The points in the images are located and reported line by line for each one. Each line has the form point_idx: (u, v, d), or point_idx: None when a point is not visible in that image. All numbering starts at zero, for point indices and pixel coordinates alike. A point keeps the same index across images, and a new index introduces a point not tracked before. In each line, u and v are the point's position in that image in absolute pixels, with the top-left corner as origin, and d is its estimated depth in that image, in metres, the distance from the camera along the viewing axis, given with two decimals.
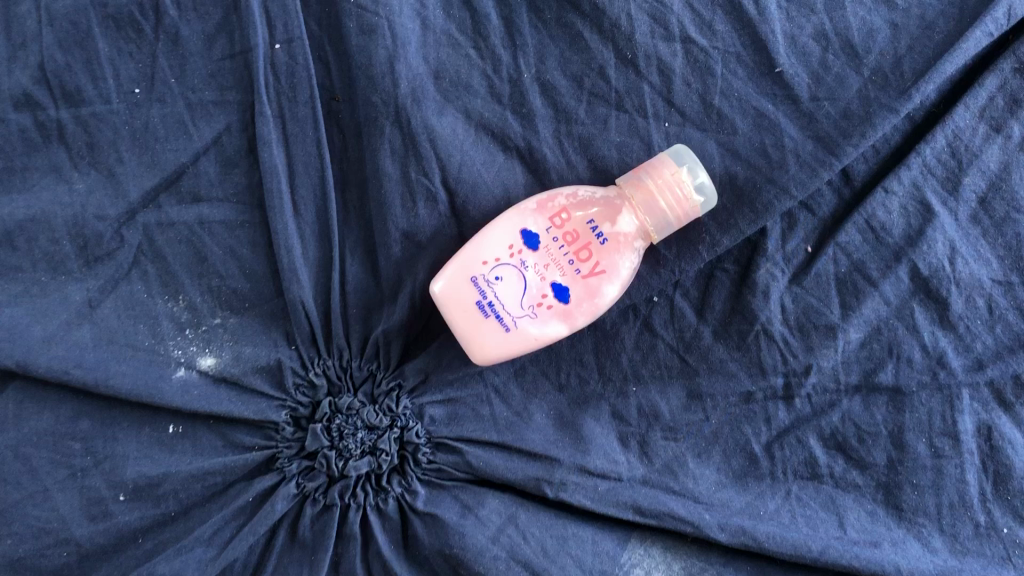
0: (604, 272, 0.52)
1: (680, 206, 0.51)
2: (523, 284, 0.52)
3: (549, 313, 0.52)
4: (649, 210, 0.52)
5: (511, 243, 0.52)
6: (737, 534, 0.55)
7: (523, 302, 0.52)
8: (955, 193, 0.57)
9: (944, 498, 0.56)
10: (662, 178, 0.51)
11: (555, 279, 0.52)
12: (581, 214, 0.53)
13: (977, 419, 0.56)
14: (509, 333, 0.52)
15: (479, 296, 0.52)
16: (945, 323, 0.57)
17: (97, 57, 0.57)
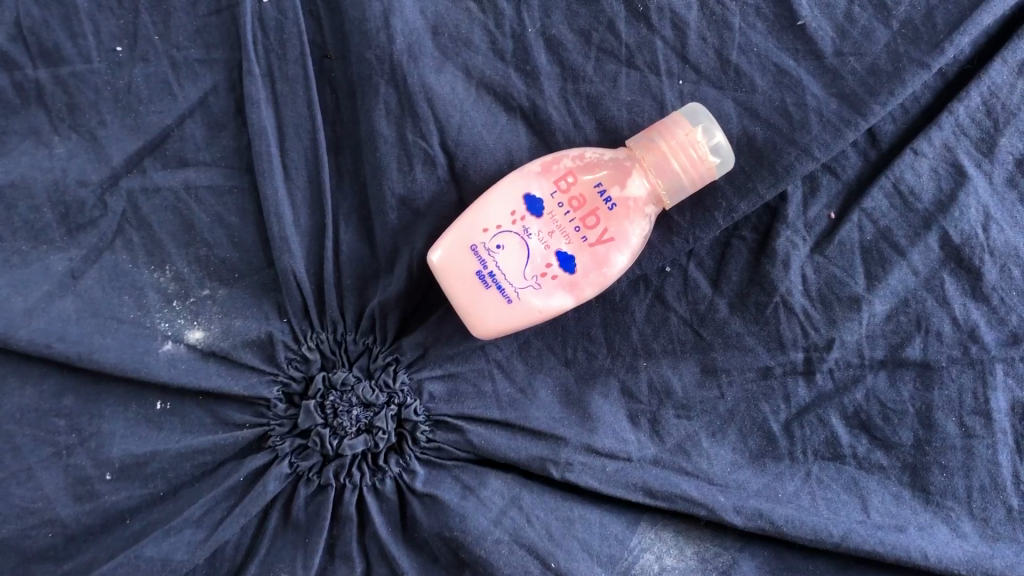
0: (613, 240, 0.49)
1: (695, 168, 0.48)
2: (526, 253, 0.48)
3: (553, 284, 0.49)
4: (662, 173, 0.48)
5: (513, 209, 0.49)
6: (753, 518, 0.52)
7: (525, 273, 0.49)
8: (990, 155, 0.53)
9: (975, 480, 0.53)
10: (676, 138, 0.48)
11: (560, 248, 0.48)
12: (587, 177, 0.49)
13: (1010, 396, 0.53)
14: (511, 305, 0.49)
15: (479, 266, 0.49)
16: (978, 295, 0.53)
17: (76, 13, 0.53)
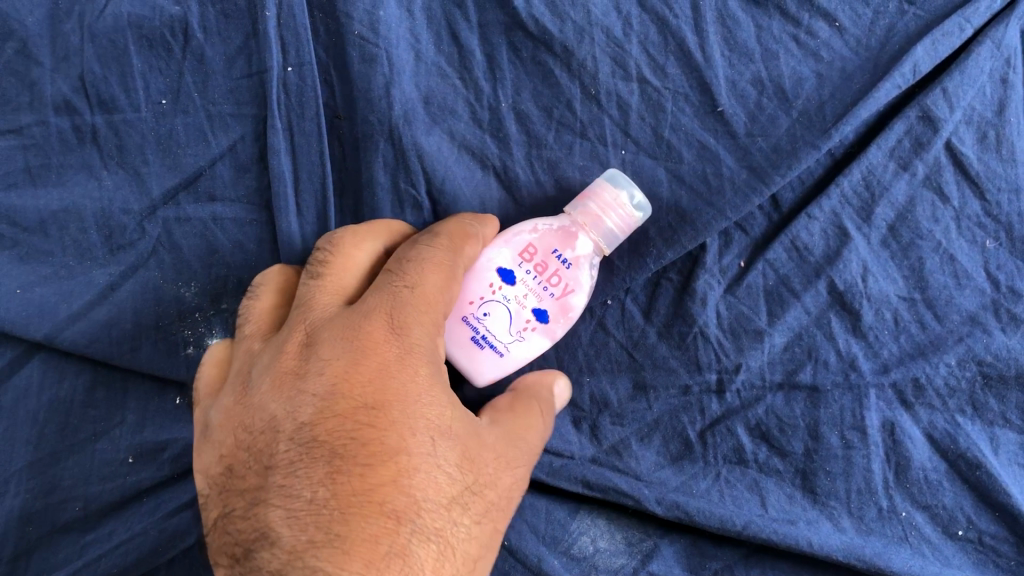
0: (574, 292, 0.60)
1: (626, 225, 0.60)
2: (509, 315, 0.59)
3: (534, 334, 0.59)
4: (601, 233, 0.60)
5: (490, 281, 0.59)
6: (672, 508, 0.64)
7: (511, 330, 0.59)
8: (868, 221, 0.66)
9: (853, 483, 0.65)
10: (607, 203, 0.60)
11: (534, 305, 0.59)
12: (543, 241, 0.60)
13: (882, 415, 0.65)
14: (503, 358, 0.59)
15: (471, 330, 0.58)
16: (858, 332, 0.65)
17: (131, 71, 0.65)
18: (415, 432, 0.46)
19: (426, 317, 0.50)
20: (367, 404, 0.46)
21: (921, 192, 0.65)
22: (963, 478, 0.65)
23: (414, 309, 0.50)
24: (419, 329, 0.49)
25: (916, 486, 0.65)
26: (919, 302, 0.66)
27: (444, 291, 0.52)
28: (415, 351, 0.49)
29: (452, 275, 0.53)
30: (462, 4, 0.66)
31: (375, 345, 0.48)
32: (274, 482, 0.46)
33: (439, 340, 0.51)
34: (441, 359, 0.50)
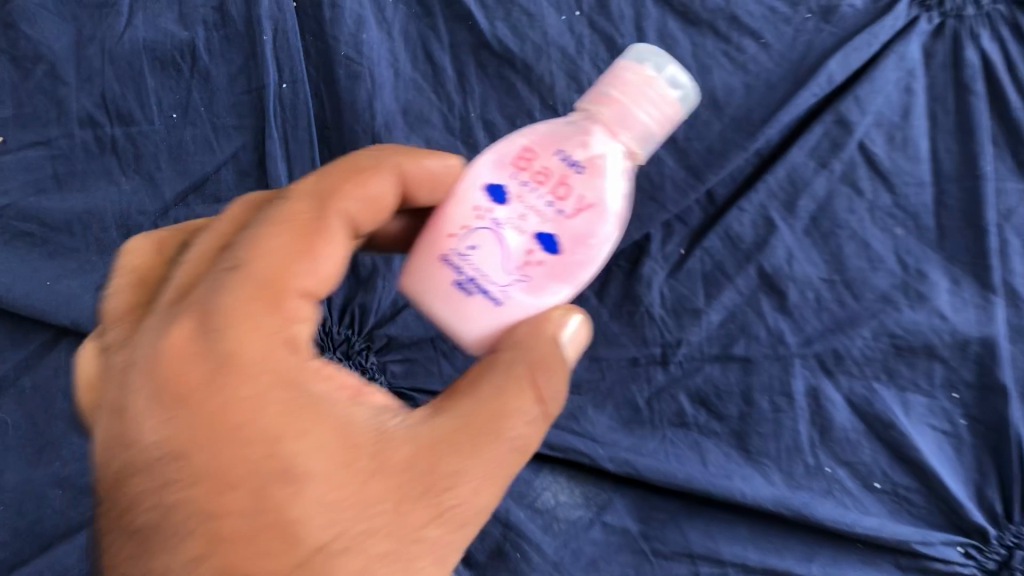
0: (590, 205, 0.49)
1: (659, 115, 0.51)
2: (502, 249, 0.48)
3: (540, 269, 0.49)
4: (625, 121, 0.50)
5: (477, 206, 0.49)
6: (622, 465, 0.73)
7: (508, 268, 0.48)
8: (791, 213, 0.75)
9: (782, 443, 0.74)
10: (636, 87, 0.51)
11: (535, 230, 0.49)
12: (549, 144, 0.51)
13: (807, 382, 0.74)
14: (499, 308, 0.49)
15: (454, 273, 0.49)
16: (785, 310, 0.75)
17: (145, 89, 0.74)
18: (250, 452, 0.40)
19: (260, 315, 0.42)
20: (183, 438, 0.40)
21: (839, 187, 0.75)
22: (879, 437, 0.74)
23: (232, 308, 0.42)
24: (245, 332, 0.42)
25: (838, 444, 0.74)
26: (839, 283, 0.75)
27: (293, 269, 0.44)
28: (232, 362, 0.41)
29: (306, 250, 0.45)
30: (435, 26, 0.75)
31: (183, 361, 0.41)
32: (112, 540, 0.41)
33: (283, 335, 0.43)
34: (297, 350, 0.43)
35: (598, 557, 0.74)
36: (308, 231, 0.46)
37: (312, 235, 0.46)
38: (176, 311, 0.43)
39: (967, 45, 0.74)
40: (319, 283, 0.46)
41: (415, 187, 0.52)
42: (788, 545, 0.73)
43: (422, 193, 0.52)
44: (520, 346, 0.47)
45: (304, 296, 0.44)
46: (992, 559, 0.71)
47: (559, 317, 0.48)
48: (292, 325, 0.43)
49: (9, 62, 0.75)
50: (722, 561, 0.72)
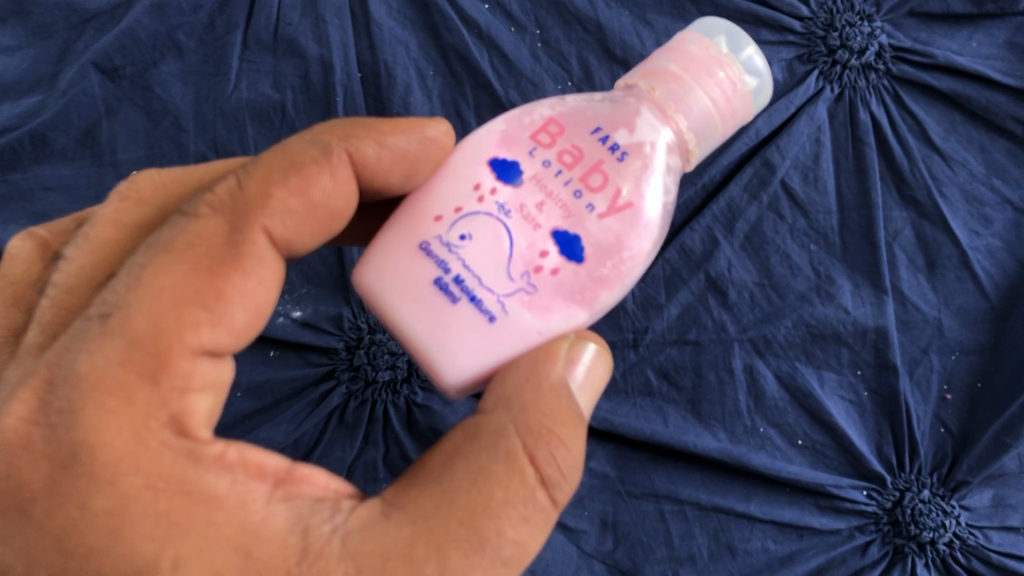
0: (608, 199, 0.58)
1: (712, 83, 0.61)
2: (510, 253, 0.56)
3: (542, 274, 0.57)
4: (679, 98, 0.60)
5: (486, 196, 0.58)
6: (603, 421, 0.96)
7: (513, 271, 0.56)
8: (730, 232, 0.98)
9: (726, 408, 0.96)
10: (694, 58, 0.61)
11: (545, 232, 0.57)
12: (575, 125, 0.60)
13: (744, 360, 0.97)
14: (494, 316, 0.56)
15: (446, 267, 0.57)
16: (727, 306, 0.97)
17: (247, 136, 0.98)
18: (96, 571, 0.47)
19: (123, 394, 0.50)
20: (33, 561, 0.48)
21: (767, 213, 0.98)
22: (801, 404, 0.97)
23: (84, 382, 0.49)
24: (101, 412, 0.49)
25: (769, 409, 0.97)
26: (768, 285, 0.97)
27: (182, 328, 0.51)
28: (81, 461, 0.48)
29: (208, 291, 0.52)
30: (464, 92, 0.99)
31: (29, 449, 0.49)
32: None
33: (140, 409, 0.50)
34: (148, 444, 0.50)
35: (584, 496, 0.97)
36: (195, 296, 0.52)
37: (203, 295, 0.52)
38: (28, 375, 0.52)
39: (859, 107, 0.99)
40: (219, 337, 0.53)
41: (373, 167, 0.61)
42: (729, 488, 0.97)
43: (395, 174, 0.62)
44: (517, 377, 0.56)
45: (198, 349, 0.52)
46: (889, 498, 0.96)
47: (562, 351, 0.57)
48: (151, 415, 0.50)
49: (144, 118, 0.99)
50: (680, 500, 0.96)
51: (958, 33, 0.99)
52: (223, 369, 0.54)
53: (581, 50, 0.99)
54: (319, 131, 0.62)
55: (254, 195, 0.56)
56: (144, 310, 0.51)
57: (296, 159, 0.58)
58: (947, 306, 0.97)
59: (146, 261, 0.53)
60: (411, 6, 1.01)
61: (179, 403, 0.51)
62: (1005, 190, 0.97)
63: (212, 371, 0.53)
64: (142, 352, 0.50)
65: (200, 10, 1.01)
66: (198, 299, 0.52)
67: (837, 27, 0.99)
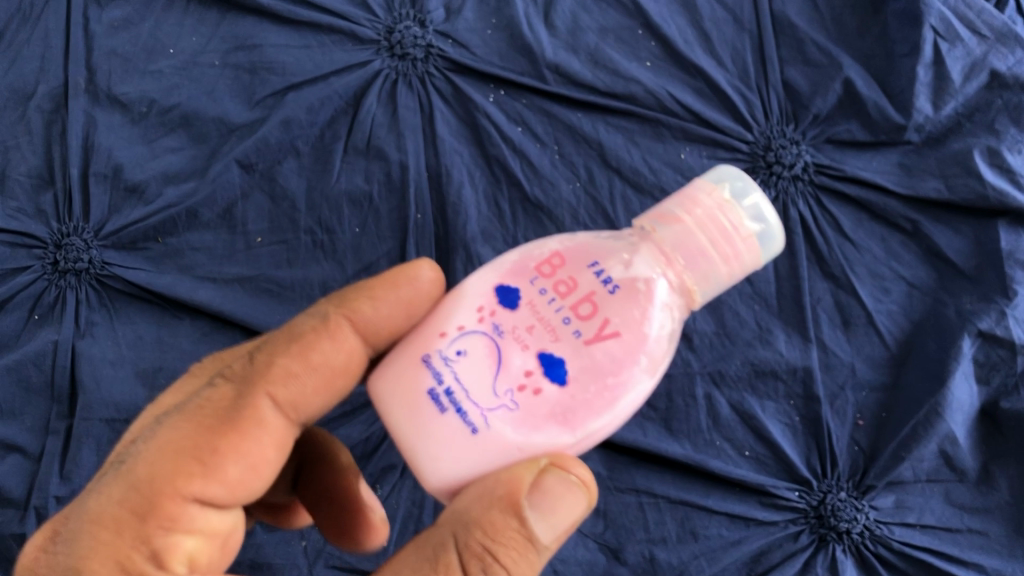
0: (591, 328, 0.70)
1: (716, 217, 0.73)
2: (497, 372, 0.70)
3: (525, 389, 0.69)
4: (680, 236, 0.74)
5: (486, 314, 0.72)
6: (597, 430, 1.28)
7: (499, 387, 0.69)
8: (694, 293, 1.32)
9: (690, 423, 1.28)
10: (703, 204, 0.74)
11: (530, 355, 0.70)
12: (577, 267, 0.74)
13: (705, 388, 1.29)
14: (477, 427, 0.69)
15: (444, 378, 0.71)
16: (691, 348, 1.30)
17: (342, 215, 1.35)
18: None
19: (124, 524, 0.73)
20: None
21: None
22: (746, 423, 1.28)
23: (94, 518, 0.74)
24: (98, 542, 0.73)
25: (723, 425, 1.28)
26: (723, 333, 1.30)
27: (180, 478, 0.74)
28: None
29: (208, 447, 0.75)
30: (501, 186, 1.35)
31: (38, 567, 0.75)
32: None
33: (126, 543, 0.73)
34: (129, 570, 0.72)
35: None
36: (194, 453, 0.74)
37: (201, 449, 0.75)
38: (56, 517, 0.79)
39: (791, 207, 1.33)
40: (210, 485, 0.74)
41: (367, 317, 0.81)
42: (691, 487, 1.27)
43: (382, 321, 0.81)
44: (486, 491, 0.70)
45: (190, 496, 0.74)
46: (815, 498, 1.25)
47: (529, 477, 0.70)
48: (136, 548, 0.72)
49: (268, 200, 1.37)
50: (655, 495, 1.27)
51: (863, 155, 1.35)
52: (213, 516, 0.76)
53: (587, 160, 1.35)
54: (323, 307, 0.84)
55: (262, 365, 0.80)
56: (149, 461, 0.75)
57: (299, 332, 0.81)
58: (858, 353, 1.29)
59: (167, 421, 0.78)
60: (464, 126, 1.38)
61: (163, 541, 0.73)
62: (900, 269, 1.31)
63: (200, 516, 0.75)
64: (138, 494, 0.74)
65: (314, 125, 1.38)
66: (196, 454, 0.74)
67: (773, 149, 1.34)
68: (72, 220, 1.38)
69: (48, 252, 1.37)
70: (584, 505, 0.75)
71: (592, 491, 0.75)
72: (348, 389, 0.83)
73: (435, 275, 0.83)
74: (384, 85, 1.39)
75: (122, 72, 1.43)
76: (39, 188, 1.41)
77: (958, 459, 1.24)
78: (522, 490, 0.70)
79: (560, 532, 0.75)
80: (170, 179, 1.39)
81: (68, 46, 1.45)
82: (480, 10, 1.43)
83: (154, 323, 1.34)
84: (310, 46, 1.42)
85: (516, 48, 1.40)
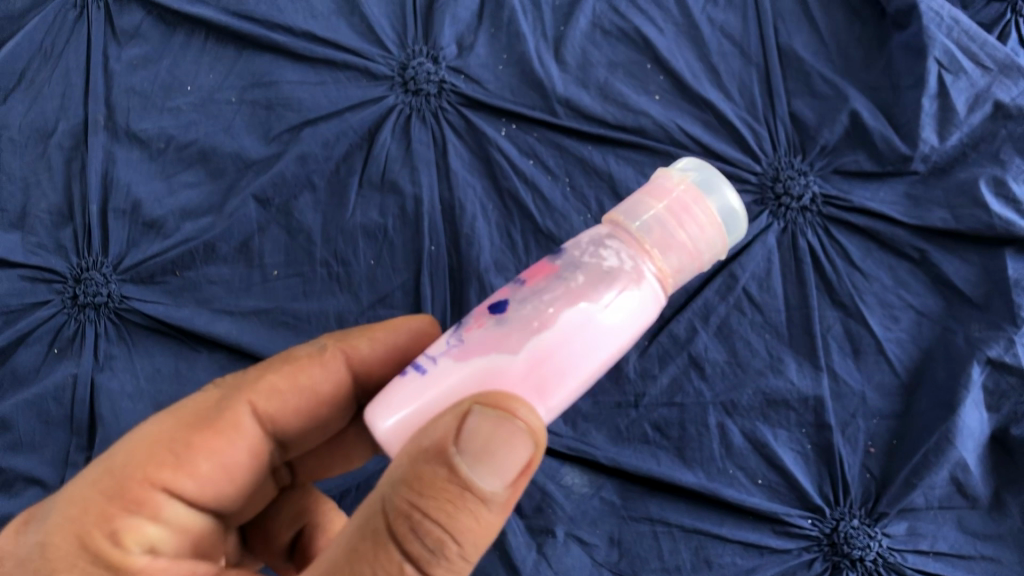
0: (540, 285, 0.78)
1: (663, 189, 0.81)
2: (453, 334, 0.78)
3: (472, 335, 0.77)
4: (632, 208, 0.81)
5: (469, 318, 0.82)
6: (612, 459, 1.30)
7: (451, 341, 0.78)
8: (706, 323, 1.33)
9: (703, 452, 1.29)
10: (655, 181, 0.83)
11: (484, 315, 0.78)
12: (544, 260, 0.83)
13: (718, 417, 1.30)
14: (425, 372, 0.76)
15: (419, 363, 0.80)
16: (704, 377, 1.32)
17: (357, 248, 1.37)
18: None
19: (96, 500, 0.85)
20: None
21: (733, 310, 1.34)
22: (759, 451, 1.29)
23: (70, 496, 0.85)
24: (68, 515, 0.84)
25: (736, 454, 1.29)
26: (735, 362, 1.32)
27: (154, 463, 0.87)
28: (41, 548, 0.82)
29: (182, 440, 0.90)
30: (513, 218, 1.37)
31: (13, 545, 0.85)
32: None
33: (93, 514, 0.84)
34: (93, 540, 0.82)
35: (597, 517, 1.30)
36: (169, 445, 0.89)
37: (175, 442, 0.89)
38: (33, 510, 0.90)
39: (800, 237, 1.36)
40: (178, 471, 0.88)
41: (359, 353, 1.00)
42: (705, 515, 1.28)
43: (369, 354, 1.00)
44: (416, 443, 0.72)
45: (161, 483, 0.87)
46: (828, 526, 1.26)
47: (453, 418, 0.71)
48: (99, 524, 0.83)
49: (285, 234, 1.39)
50: (669, 523, 1.28)
51: (869, 185, 1.36)
52: (176, 503, 0.88)
53: (598, 192, 1.37)
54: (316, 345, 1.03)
55: (248, 380, 0.96)
56: (127, 451, 0.88)
57: (291, 357, 1.00)
58: (869, 381, 1.31)
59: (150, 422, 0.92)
60: (477, 160, 1.41)
61: (128, 520, 0.84)
62: (909, 297, 1.33)
63: (165, 500, 0.87)
64: (111, 477, 0.86)
65: (329, 160, 1.40)
66: (171, 446, 0.89)
67: (781, 180, 1.37)
68: (90, 254, 1.41)
69: (68, 286, 1.40)
70: (530, 448, 0.72)
71: (535, 429, 0.72)
72: (326, 418, 1.01)
73: (425, 325, 1.03)
74: (399, 120, 1.42)
75: (140, 109, 1.46)
76: (59, 224, 1.44)
77: (970, 486, 1.25)
78: (444, 431, 0.70)
79: (509, 478, 0.72)
80: (187, 214, 1.41)
81: (87, 84, 1.48)
82: (491, 46, 1.45)
83: (171, 356, 1.36)
84: (326, 82, 1.44)
85: (528, 83, 1.43)
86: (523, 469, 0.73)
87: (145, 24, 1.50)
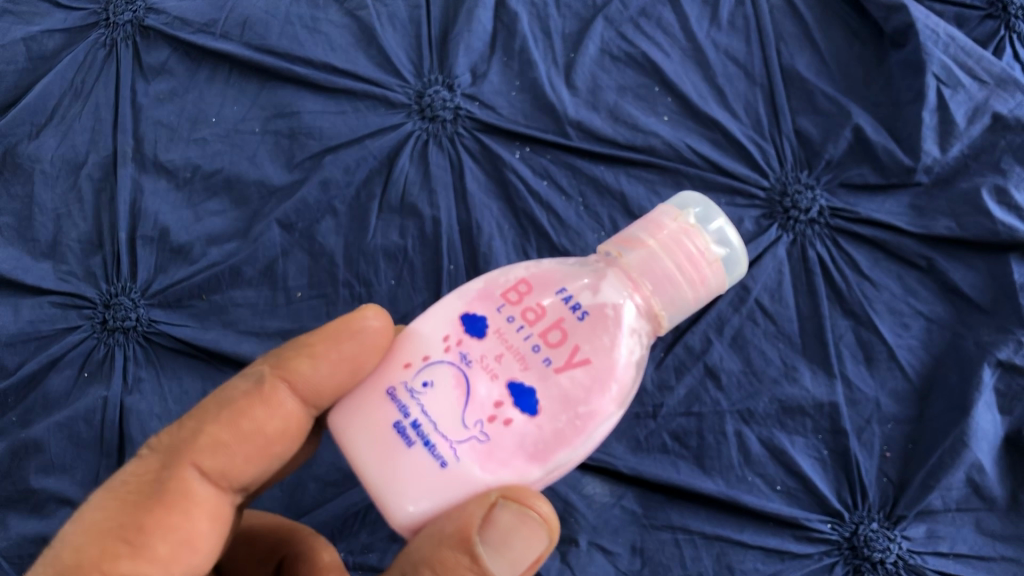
0: (562, 366, 0.79)
1: (681, 242, 0.83)
2: (469, 408, 0.77)
3: (493, 424, 0.77)
4: (646, 259, 0.84)
5: (453, 339, 0.81)
6: (632, 468, 1.32)
7: (470, 421, 0.77)
8: (720, 334, 1.36)
9: (722, 460, 1.31)
10: (669, 225, 0.84)
11: (503, 393, 0.77)
12: (548, 297, 0.82)
13: (734, 425, 1.32)
14: (442, 463, 0.76)
15: (407, 413, 0.79)
16: (720, 387, 1.34)
17: (378, 268, 1.41)
18: None
19: None
20: None
21: (746, 321, 1.37)
22: (777, 458, 1.31)
23: None
24: None
25: (754, 461, 1.31)
26: (750, 372, 1.35)
27: (103, 556, 0.81)
28: None
29: (132, 524, 0.83)
30: (528, 237, 1.41)
31: None
32: None
33: None
34: None
35: (618, 526, 1.31)
36: (119, 533, 0.82)
37: (126, 529, 0.83)
38: None
39: (809, 249, 1.39)
40: (137, 562, 0.81)
41: (306, 374, 0.89)
42: (725, 522, 1.29)
43: (320, 371, 0.87)
44: (438, 530, 0.76)
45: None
46: (848, 530, 1.27)
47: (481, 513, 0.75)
48: None
49: (308, 257, 1.43)
50: (690, 531, 1.29)
51: (875, 198, 1.40)
52: None
53: (610, 211, 1.41)
54: (256, 365, 0.94)
55: (191, 435, 0.89)
56: (74, 547, 0.82)
57: (232, 392, 0.91)
58: (882, 388, 1.33)
59: (94, 502, 0.86)
60: (493, 182, 1.45)
61: None
62: (918, 305, 1.36)
63: None
64: None
65: (350, 186, 1.45)
66: (122, 536, 0.82)
67: (789, 195, 1.41)
68: (120, 280, 1.45)
69: (97, 311, 1.44)
70: (543, 540, 0.81)
71: (554, 528, 0.80)
72: (285, 451, 0.92)
73: (386, 324, 0.87)
74: (416, 146, 1.47)
75: (167, 141, 1.51)
76: (89, 253, 1.48)
77: (986, 488, 1.27)
78: (473, 526, 0.75)
79: (521, 570, 0.80)
80: (213, 240, 1.46)
81: (117, 119, 1.54)
82: (504, 73, 1.51)
83: (197, 377, 1.39)
84: (346, 111, 1.50)
85: (541, 107, 1.47)
86: (532, 562, 0.81)
87: (172, 61, 1.57)
